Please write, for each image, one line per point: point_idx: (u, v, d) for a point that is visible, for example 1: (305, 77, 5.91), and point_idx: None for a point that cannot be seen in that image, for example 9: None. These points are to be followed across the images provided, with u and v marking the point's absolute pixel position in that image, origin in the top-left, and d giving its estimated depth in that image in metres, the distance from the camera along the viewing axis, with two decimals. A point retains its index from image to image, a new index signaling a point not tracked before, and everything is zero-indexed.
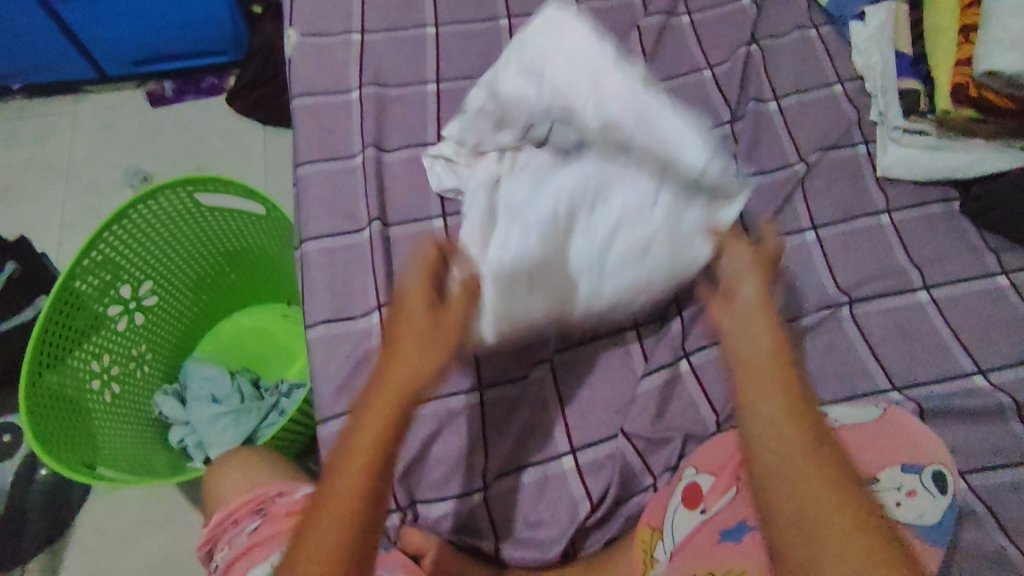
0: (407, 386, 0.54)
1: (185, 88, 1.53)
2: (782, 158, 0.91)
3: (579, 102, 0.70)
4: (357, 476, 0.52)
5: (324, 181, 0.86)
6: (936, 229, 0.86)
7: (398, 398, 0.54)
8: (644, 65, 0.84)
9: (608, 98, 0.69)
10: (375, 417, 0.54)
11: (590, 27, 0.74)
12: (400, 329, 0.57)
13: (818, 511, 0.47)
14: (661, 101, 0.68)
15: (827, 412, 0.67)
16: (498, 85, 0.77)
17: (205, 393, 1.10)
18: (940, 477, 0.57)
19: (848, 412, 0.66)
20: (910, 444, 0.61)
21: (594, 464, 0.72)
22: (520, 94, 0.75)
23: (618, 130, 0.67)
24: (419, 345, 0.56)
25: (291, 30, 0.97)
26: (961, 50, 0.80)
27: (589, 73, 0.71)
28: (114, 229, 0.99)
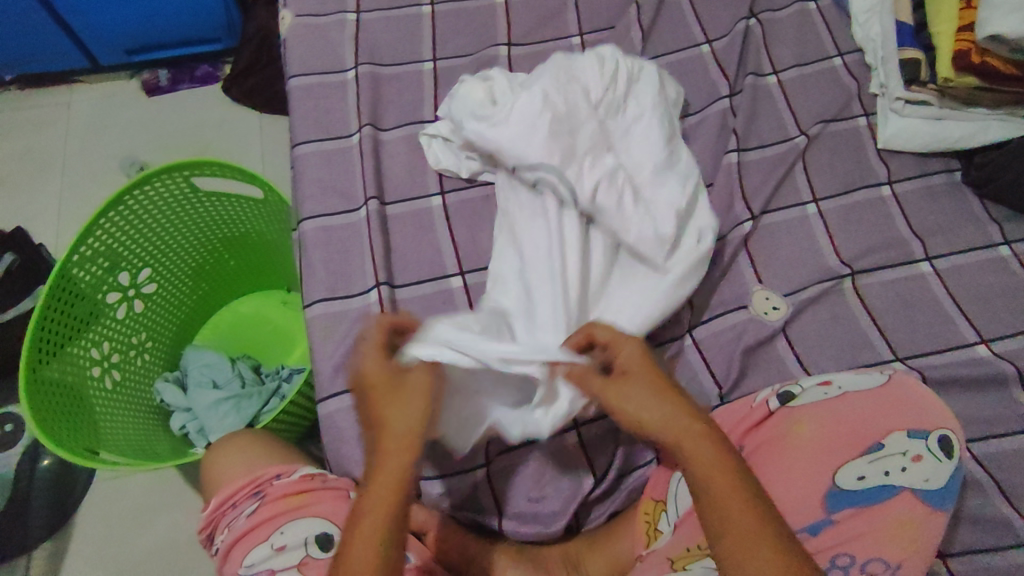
0: (408, 434, 0.55)
1: (180, 77, 1.52)
2: (781, 132, 0.90)
3: (580, 152, 0.76)
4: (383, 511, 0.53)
5: (320, 161, 0.85)
6: (938, 200, 0.86)
7: (405, 447, 0.55)
8: (650, 95, 0.83)
9: (604, 156, 0.77)
10: (391, 460, 0.54)
11: (590, 79, 0.81)
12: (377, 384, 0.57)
13: (729, 511, 0.50)
14: (645, 172, 0.79)
15: (832, 378, 0.66)
16: (500, 117, 0.77)
17: (206, 379, 1.10)
18: (947, 443, 0.58)
19: (852, 378, 0.65)
20: (915, 411, 0.60)
21: (597, 438, 0.72)
22: (525, 132, 0.76)
23: (614, 184, 0.75)
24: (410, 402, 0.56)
25: (285, 11, 0.96)
26: (964, 16, 0.80)
27: (585, 125, 0.77)
28: (110, 215, 0.99)
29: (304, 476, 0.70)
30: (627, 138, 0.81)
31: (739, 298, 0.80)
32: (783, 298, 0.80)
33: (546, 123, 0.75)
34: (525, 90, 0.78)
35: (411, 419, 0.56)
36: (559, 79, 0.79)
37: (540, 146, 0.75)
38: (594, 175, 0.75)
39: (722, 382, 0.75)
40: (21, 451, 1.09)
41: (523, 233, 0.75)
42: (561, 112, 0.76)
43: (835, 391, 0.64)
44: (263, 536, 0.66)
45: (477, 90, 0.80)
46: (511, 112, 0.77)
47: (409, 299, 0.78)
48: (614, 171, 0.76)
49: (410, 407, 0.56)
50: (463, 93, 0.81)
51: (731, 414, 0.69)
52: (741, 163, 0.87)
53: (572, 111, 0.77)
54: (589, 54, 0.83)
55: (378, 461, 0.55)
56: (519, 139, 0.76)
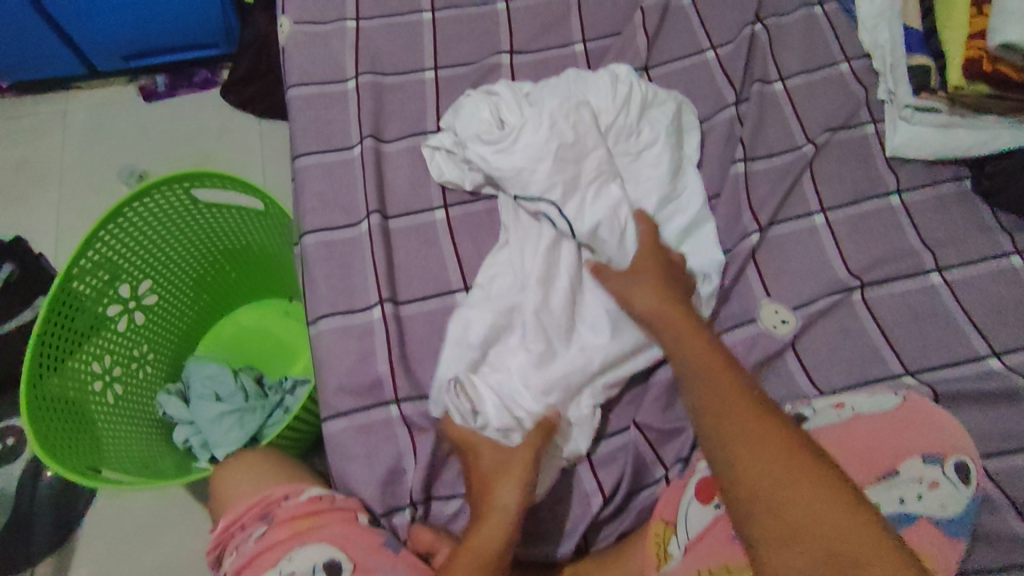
0: (505, 510, 0.61)
1: (178, 82, 1.51)
2: (789, 140, 0.89)
3: (585, 181, 0.76)
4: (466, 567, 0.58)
5: (322, 173, 0.84)
6: (948, 210, 0.85)
7: (501, 517, 0.61)
8: (660, 118, 0.82)
9: (608, 184, 0.76)
10: (482, 529, 0.60)
11: (598, 102, 0.80)
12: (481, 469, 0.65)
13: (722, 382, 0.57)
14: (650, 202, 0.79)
15: (845, 400, 0.65)
16: (507, 142, 0.76)
17: (209, 391, 1.09)
18: (963, 469, 0.57)
19: (866, 401, 0.64)
20: (931, 437, 0.59)
21: (606, 457, 0.71)
22: (530, 162, 0.75)
23: (618, 217, 0.75)
24: (506, 484, 0.63)
25: (284, 17, 0.95)
26: (974, 24, 0.78)
27: (590, 152, 0.76)
28: (110, 228, 0.97)
29: (311, 498, 0.69)
30: (636, 166, 0.81)
31: (746, 312, 0.80)
32: (792, 311, 0.79)
33: (551, 154, 0.75)
34: (533, 111, 0.77)
35: (517, 490, 0.62)
36: (569, 105, 0.77)
37: (541, 179, 0.75)
38: (596, 209, 0.75)
39: None
40: (24, 465, 1.08)
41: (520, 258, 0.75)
42: (568, 142, 0.75)
43: (847, 414, 0.64)
44: (271, 560, 0.64)
45: (483, 112, 0.79)
46: (517, 140, 0.76)
47: (414, 316, 0.77)
48: (616, 206, 0.75)
49: (507, 492, 0.62)
50: (469, 113, 0.80)
51: None
52: (748, 173, 0.86)
53: (579, 140, 0.76)
54: (603, 75, 0.82)
55: (472, 529, 0.61)
56: (522, 170, 0.75)
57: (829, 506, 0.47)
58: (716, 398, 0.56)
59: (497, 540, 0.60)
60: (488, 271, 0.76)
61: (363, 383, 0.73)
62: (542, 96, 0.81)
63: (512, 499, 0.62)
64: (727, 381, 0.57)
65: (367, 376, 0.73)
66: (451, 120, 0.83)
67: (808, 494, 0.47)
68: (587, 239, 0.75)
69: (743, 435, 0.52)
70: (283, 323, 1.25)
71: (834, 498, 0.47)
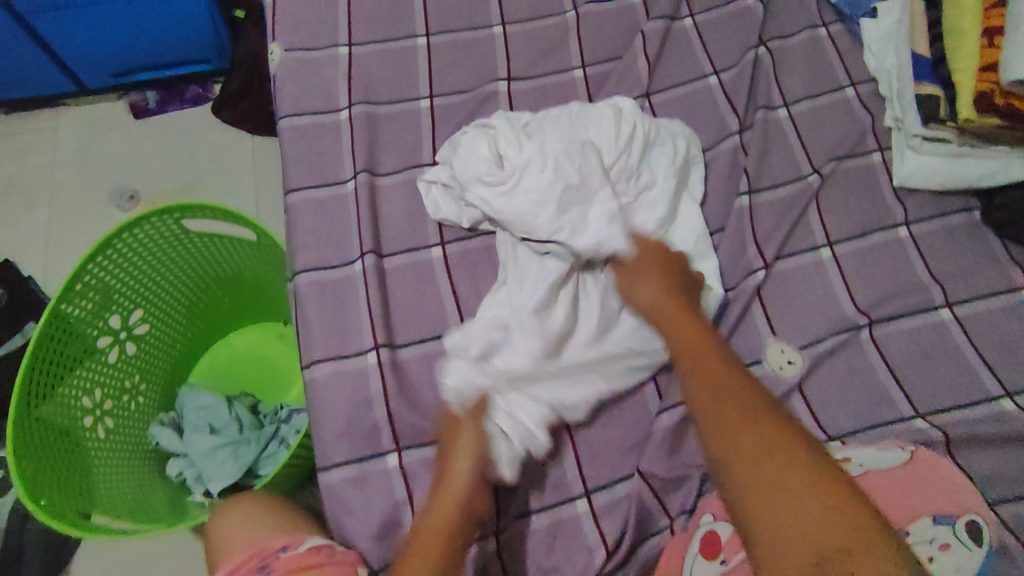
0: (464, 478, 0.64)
1: (169, 98, 1.47)
2: (794, 170, 0.87)
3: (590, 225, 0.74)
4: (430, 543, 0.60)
5: (315, 209, 0.82)
6: (958, 242, 0.83)
7: (462, 486, 0.63)
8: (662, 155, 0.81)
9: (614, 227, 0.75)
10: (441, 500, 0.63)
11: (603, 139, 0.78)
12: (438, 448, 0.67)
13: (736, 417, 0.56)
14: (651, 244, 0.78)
15: (855, 456, 0.70)
16: (510, 183, 0.75)
17: (203, 423, 1.06)
18: (974, 531, 0.65)
19: (876, 456, 0.70)
20: (941, 492, 0.68)
21: (608, 505, 0.69)
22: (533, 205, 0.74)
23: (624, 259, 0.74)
24: (464, 448, 0.65)
25: (275, 44, 0.93)
26: (987, 55, 0.76)
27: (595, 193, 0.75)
28: (99, 260, 0.95)
29: (309, 549, 0.64)
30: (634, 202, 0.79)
31: (752, 351, 0.77)
32: (798, 351, 0.77)
33: (555, 199, 0.74)
34: (536, 151, 0.76)
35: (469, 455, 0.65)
36: (573, 147, 0.76)
37: (544, 226, 0.74)
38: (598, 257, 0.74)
39: None
40: (12, 500, 1.05)
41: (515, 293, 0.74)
42: (574, 187, 0.74)
43: (858, 469, 0.69)
44: None
45: (484, 151, 0.77)
46: (518, 181, 0.75)
47: (410, 360, 0.75)
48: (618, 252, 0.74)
49: (468, 462, 0.64)
50: (468, 149, 0.78)
51: None
52: (753, 206, 0.84)
53: (583, 184, 0.75)
54: (605, 109, 0.80)
55: (433, 502, 0.63)
56: (523, 216, 0.75)
57: (842, 527, 0.47)
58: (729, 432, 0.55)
59: (461, 506, 0.62)
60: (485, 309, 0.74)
61: (357, 432, 0.71)
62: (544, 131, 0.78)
63: (464, 465, 0.64)
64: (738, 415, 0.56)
65: (362, 423, 0.71)
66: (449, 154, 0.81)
67: (819, 518, 0.48)
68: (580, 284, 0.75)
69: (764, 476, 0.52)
70: (277, 346, 1.22)
71: (847, 520, 0.47)
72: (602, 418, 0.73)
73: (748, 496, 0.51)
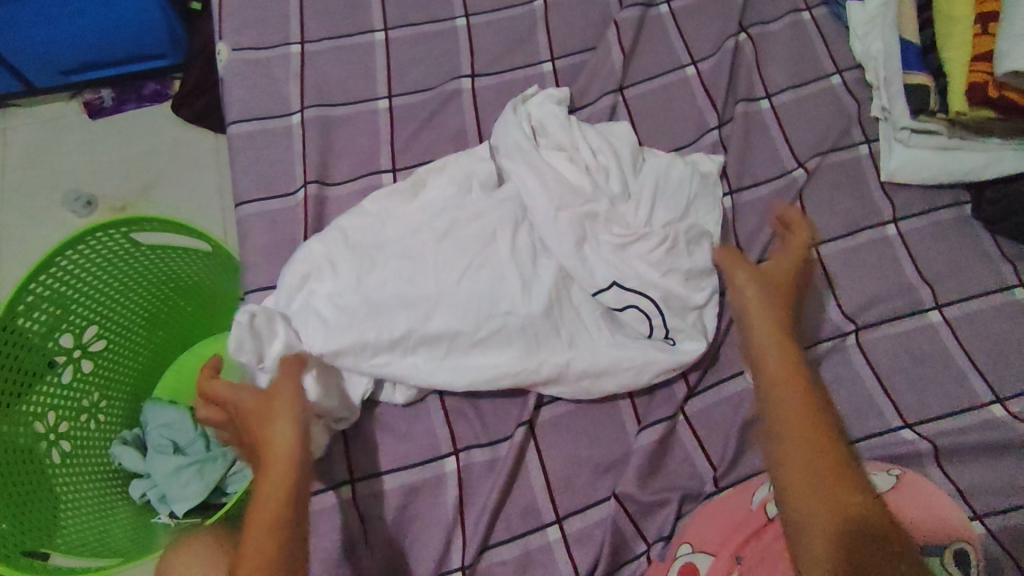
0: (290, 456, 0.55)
1: (125, 96, 1.39)
2: (776, 166, 0.82)
3: (586, 227, 0.72)
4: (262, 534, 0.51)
5: (267, 223, 0.77)
6: (948, 238, 0.78)
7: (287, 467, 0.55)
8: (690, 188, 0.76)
9: (611, 258, 0.72)
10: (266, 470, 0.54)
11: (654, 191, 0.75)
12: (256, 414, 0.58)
13: (807, 442, 0.53)
14: (651, 308, 0.70)
15: None
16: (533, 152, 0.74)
17: (166, 442, 1.01)
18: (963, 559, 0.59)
19: None
20: (930, 517, 0.62)
21: (583, 533, 0.66)
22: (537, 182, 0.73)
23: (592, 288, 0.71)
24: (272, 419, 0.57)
25: (221, 43, 0.87)
26: (978, 44, 0.73)
27: (598, 216, 0.73)
28: (41, 279, 0.89)
29: None
30: (650, 313, 0.70)
31: (734, 362, 0.73)
32: None
33: (563, 249, 0.71)
34: (583, 148, 0.76)
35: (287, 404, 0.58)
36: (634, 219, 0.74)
37: (513, 266, 0.69)
38: (529, 351, 0.67)
39: (718, 463, 0.68)
40: None
41: (417, 258, 0.69)
42: (584, 252, 0.71)
43: None
44: None
45: (559, 159, 0.75)
46: (558, 204, 0.72)
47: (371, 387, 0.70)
48: (563, 357, 0.67)
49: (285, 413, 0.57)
50: (552, 155, 0.75)
51: (716, 517, 0.64)
52: (736, 208, 0.80)
53: (597, 241, 0.72)
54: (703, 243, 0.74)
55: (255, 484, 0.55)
56: (518, 232, 0.71)
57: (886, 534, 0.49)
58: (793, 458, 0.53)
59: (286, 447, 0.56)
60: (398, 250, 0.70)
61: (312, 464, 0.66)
62: (635, 178, 0.76)
63: (284, 428, 0.57)
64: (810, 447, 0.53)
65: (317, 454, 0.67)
66: (533, 123, 0.78)
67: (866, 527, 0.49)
68: (498, 337, 0.67)
69: (820, 502, 0.51)
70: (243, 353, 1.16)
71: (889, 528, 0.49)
72: (575, 439, 0.69)
73: (806, 498, 0.51)
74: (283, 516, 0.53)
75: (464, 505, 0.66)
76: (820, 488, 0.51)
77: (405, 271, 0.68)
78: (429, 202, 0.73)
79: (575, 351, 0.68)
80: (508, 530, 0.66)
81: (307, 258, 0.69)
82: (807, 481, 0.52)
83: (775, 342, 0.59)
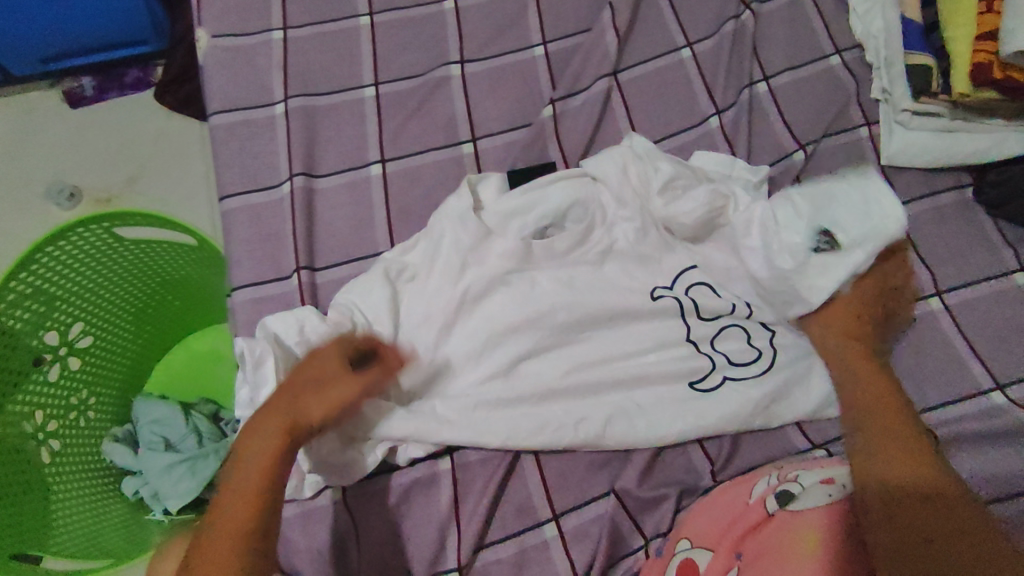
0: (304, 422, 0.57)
1: (107, 84, 1.35)
2: (775, 150, 0.80)
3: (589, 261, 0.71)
4: (252, 487, 0.54)
5: (251, 218, 0.75)
6: (949, 223, 0.77)
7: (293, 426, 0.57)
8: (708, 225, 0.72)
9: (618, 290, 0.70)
10: (269, 421, 0.57)
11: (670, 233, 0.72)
12: (307, 370, 0.59)
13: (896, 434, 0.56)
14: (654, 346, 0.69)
15: (831, 475, 0.61)
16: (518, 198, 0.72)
17: (158, 439, 0.99)
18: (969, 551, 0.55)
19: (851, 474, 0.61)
20: None
21: (579, 530, 0.65)
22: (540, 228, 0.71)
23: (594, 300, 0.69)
24: (313, 388, 0.59)
25: (200, 30, 0.84)
26: (982, 22, 0.71)
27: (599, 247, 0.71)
28: (21, 277, 0.87)
29: None
30: (677, 356, 0.68)
31: None
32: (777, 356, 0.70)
33: (552, 295, 0.69)
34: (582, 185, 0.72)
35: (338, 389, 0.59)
36: (645, 252, 0.71)
37: (520, 312, 0.68)
38: (535, 437, 0.65)
39: (715, 458, 0.68)
40: None
41: (429, 311, 0.68)
42: (577, 286, 0.70)
43: (838, 492, 0.59)
44: None
45: (571, 194, 0.72)
46: (558, 240, 0.70)
47: None
48: (575, 416, 0.65)
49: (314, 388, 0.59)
50: (563, 186, 0.72)
51: (712, 513, 0.63)
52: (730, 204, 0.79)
53: (596, 263, 0.71)
54: (704, 286, 0.71)
55: (260, 427, 0.57)
56: (509, 270, 0.69)
57: (947, 533, 0.48)
58: (883, 442, 0.55)
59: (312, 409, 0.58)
60: (407, 339, 0.68)
61: None
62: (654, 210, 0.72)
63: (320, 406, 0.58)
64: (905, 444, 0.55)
65: None
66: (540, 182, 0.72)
67: (908, 518, 0.50)
68: (508, 400, 0.66)
69: (896, 476, 0.53)
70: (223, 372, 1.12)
71: (956, 530, 0.48)
72: None
73: (865, 485, 0.54)
74: (273, 479, 0.55)
75: (458, 504, 0.65)
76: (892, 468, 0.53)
77: (419, 326, 0.68)
78: (435, 251, 0.70)
79: (586, 410, 0.66)
80: (503, 528, 0.65)
81: (318, 318, 0.68)
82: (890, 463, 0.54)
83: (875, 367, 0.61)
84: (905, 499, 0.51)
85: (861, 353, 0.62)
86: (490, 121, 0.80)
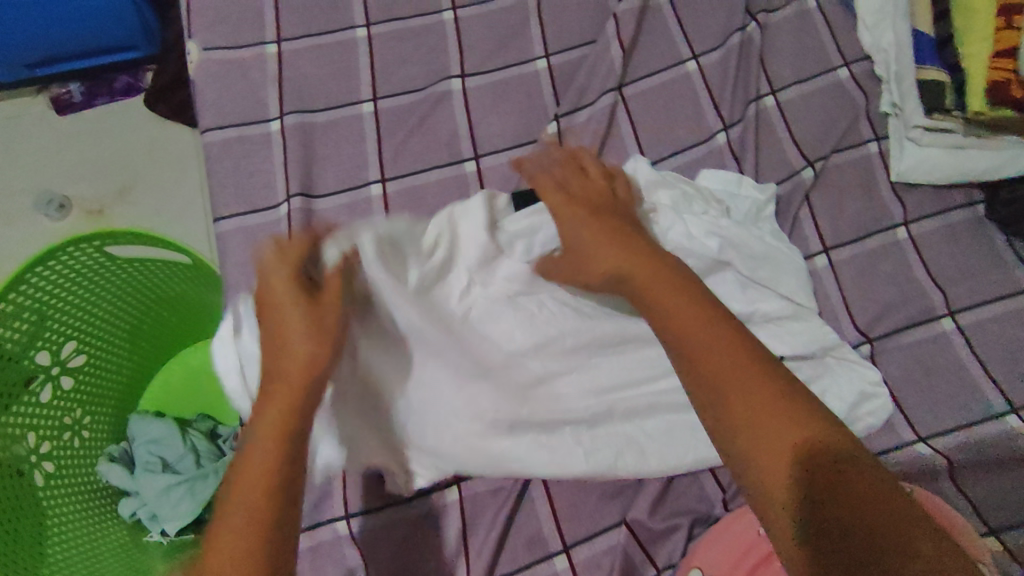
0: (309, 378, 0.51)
1: (96, 90, 1.31)
2: (784, 166, 0.79)
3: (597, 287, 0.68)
4: (253, 483, 0.47)
5: (248, 241, 0.73)
6: (961, 241, 0.75)
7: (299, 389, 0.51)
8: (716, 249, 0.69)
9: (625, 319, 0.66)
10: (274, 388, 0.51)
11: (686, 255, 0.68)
12: (278, 313, 0.53)
13: (737, 385, 0.48)
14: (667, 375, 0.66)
15: None
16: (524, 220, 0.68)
17: (155, 459, 0.97)
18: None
19: None
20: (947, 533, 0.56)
21: (591, 562, 0.64)
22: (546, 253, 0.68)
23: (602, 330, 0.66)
24: (290, 337, 0.52)
25: (191, 43, 0.81)
26: (1000, 40, 0.70)
27: None
28: (11, 297, 0.84)
29: None
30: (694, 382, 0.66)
31: None
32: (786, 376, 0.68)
33: (560, 319, 0.66)
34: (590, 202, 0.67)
35: (307, 340, 0.52)
36: None
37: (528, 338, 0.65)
38: (546, 467, 0.64)
39: (727, 485, 0.67)
40: None
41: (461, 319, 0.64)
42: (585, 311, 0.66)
43: None
44: None
45: None
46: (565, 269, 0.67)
47: None
48: (587, 449, 0.64)
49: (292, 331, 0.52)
50: None
51: (726, 540, 0.61)
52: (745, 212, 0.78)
53: None
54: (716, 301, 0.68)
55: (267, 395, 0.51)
56: (514, 293, 0.66)
57: (895, 531, 0.41)
58: (739, 417, 0.47)
59: (310, 352, 0.51)
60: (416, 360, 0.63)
61: (308, 497, 0.65)
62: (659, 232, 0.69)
63: (312, 348, 0.51)
64: (756, 405, 0.46)
65: (314, 486, 0.65)
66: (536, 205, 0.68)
67: (870, 520, 0.42)
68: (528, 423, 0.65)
69: (768, 441, 0.45)
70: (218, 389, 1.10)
71: (901, 522, 0.42)
72: None
73: (783, 479, 0.44)
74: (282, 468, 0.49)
75: (467, 536, 0.64)
76: (738, 433, 0.46)
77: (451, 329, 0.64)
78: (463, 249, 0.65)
79: (598, 442, 0.65)
80: (513, 560, 0.64)
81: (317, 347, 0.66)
82: (762, 439, 0.46)
83: (672, 298, 0.53)
84: (845, 492, 0.43)
85: (669, 293, 0.53)
86: (493, 137, 0.78)
